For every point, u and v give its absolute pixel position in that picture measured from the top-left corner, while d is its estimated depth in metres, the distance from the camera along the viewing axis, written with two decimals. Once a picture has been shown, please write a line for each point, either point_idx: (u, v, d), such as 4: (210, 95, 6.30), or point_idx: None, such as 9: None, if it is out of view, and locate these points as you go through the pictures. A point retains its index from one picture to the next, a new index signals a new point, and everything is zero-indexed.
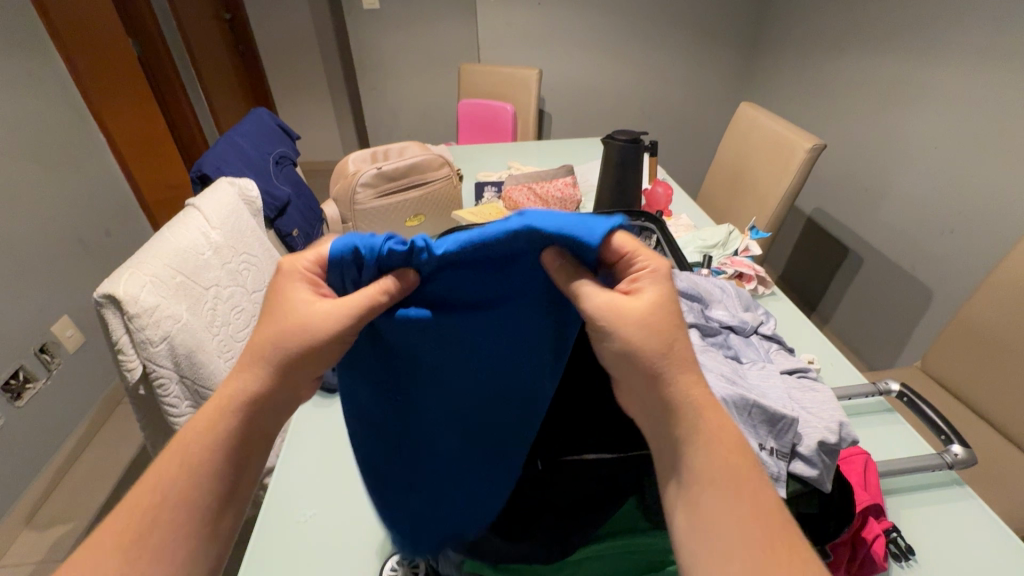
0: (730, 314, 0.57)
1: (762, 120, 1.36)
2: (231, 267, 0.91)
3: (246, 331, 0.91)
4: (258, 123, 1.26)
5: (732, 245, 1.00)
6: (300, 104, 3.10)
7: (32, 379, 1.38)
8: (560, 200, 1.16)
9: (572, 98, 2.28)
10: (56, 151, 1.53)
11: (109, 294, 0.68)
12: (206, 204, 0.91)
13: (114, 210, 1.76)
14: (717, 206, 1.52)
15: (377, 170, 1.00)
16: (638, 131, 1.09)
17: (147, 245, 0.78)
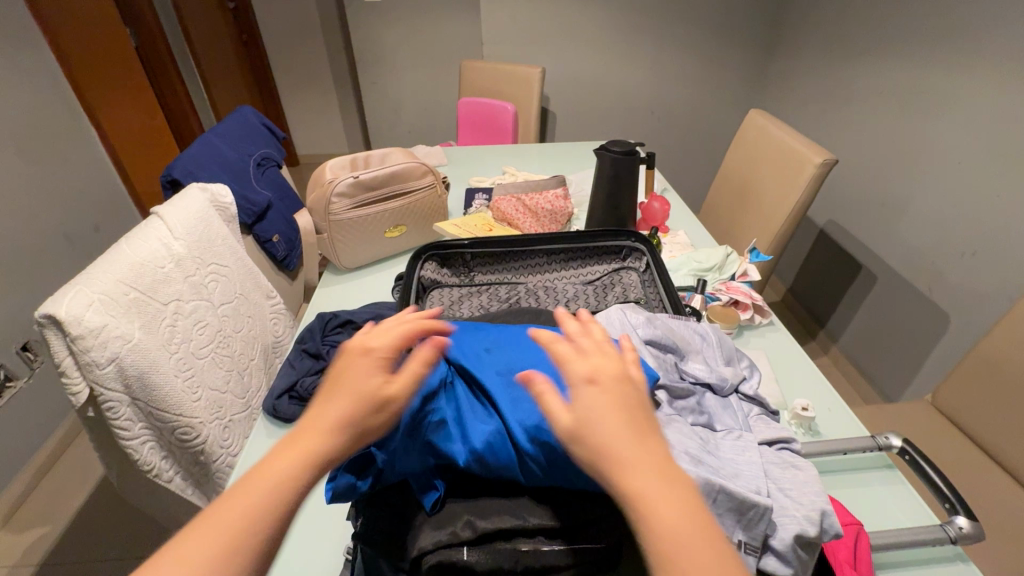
0: (706, 368, 0.51)
1: (771, 129, 1.28)
2: (195, 281, 0.86)
3: (209, 347, 0.87)
4: (242, 123, 1.21)
5: (729, 269, 0.93)
6: (305, 97, 3.06)
7: (13, 377, 1.37)
8: (551, 213, 1.10)
9: (577, 98, 2.20)
10: (45, 145, 1.51)
11: (50, 315, 0.64)
12: (171, 212, 0.87)
13: (104, 204, 1.74)
14: (720, 219, 1.45)
15: (354, 179, 0.95)
16: (633, 143, 1.02)
17: (99, 260, 0.74)
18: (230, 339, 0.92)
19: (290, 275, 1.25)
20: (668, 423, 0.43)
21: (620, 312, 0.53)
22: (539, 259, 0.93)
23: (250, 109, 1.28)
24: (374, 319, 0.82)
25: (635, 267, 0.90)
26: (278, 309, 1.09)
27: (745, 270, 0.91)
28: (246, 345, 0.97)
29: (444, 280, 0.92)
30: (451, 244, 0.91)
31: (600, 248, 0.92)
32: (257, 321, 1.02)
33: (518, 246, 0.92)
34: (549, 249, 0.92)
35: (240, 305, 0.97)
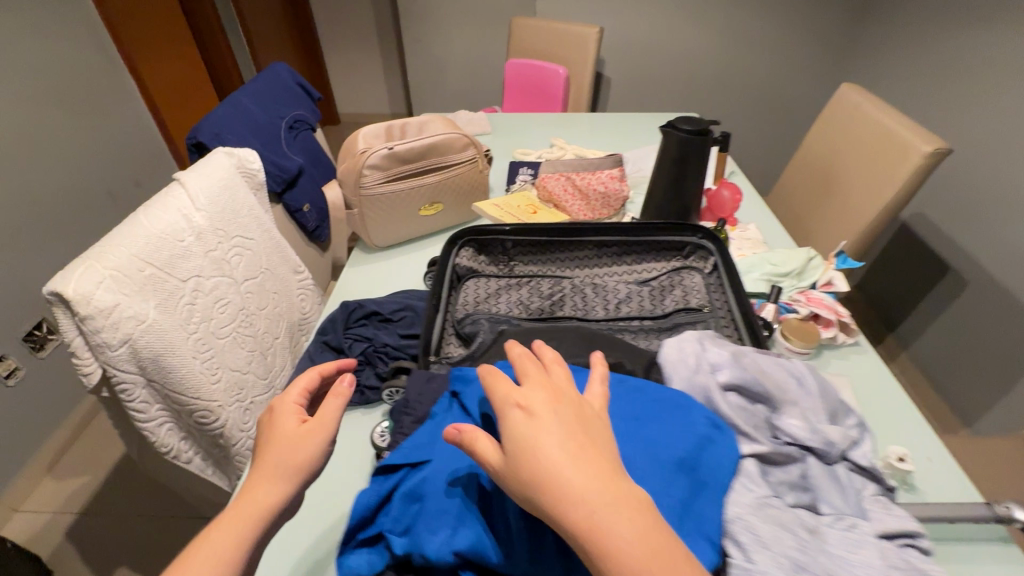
0: (806, 425, 0.41)
1: (866, 107, 1.10)
2: (217, 255, 0.81)
3: (231, 326, 0.82)
4: (275, 82, 1.13)
5: (810, 276, 0.80)
6: (347, 52, 2.96)
7: (56, 331, 1.39)
8: (603, 196, 0.98)
9: (635, 63, 2.01)
10: (87, 98, 1.48)
11: (57, 292, 0.60)
12: (193, 179, 0.81)
13: (145, 160, 1.73)
14: (792, 208, 1.29)
15: (387, 150, 0.86)
16: (707, 120, 0.88)
17: (114, 232, 0.68)
18: (253, 318, 0.87)
19: (321, 247, 1.19)
20: (766, 510, 0.35)
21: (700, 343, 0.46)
22: (589, 252, 0.82)
23: (285, 66, 1.20)
24: (401, 311, 0.74)
25: (700, 268, 0.78)
26: (306, 284, 1.03)
27: (830, 279, 0.78)
28: (271, 323, 0.92)
29: (481, 269, 0.83)
30: (491, 230, 0.82)
31: (659, 243, 0.81)
32: (283, 297, 0.96)
33: (565, 235, 0.81)
34: (600, 241, 0.82)
35: (265, 281, 0.91)
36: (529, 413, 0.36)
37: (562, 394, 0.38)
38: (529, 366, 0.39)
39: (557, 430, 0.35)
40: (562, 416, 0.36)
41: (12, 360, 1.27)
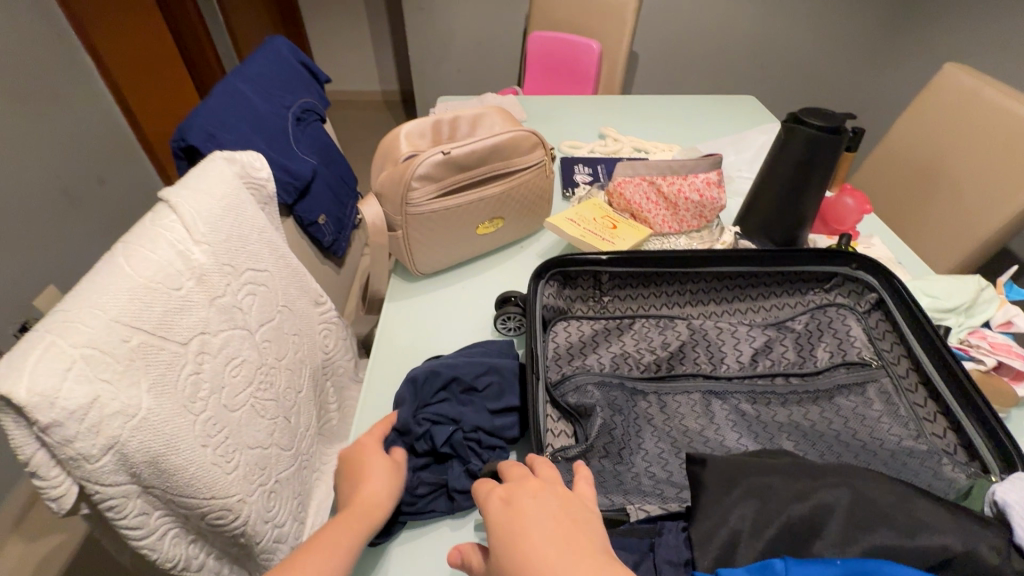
0: None
1: (986, 91, 0.93)
2: (225, 301, 0.61)
3: (247, 392, 0.62)
4: (274, 60, 0.91)
5: (982, 312, 0.64)
6: (331, 21, 2.65)
7: None
8: (696, 205, 0.81)
9: (666, 35, 1.80)
10: (32, 78, 1.22)
11: (1, 395, 0.39)
12: (186, 200, 0.60)
13: (110, 152, 1.47)
14: (877, 206, 1.13)
15: (442, 155, 0.67)
16: (841, 113, 0.70)
17: (82, 287, 0.48)
18: (272, 375, 0.68)
19: (338, 263, 0.99)
20: None
21: None
22: (706, 285, 0.65)
23: (283, 40, 0.97)
24: (487, 377, 0.56)
25: (854, 307, 0.62)
26: (329, 317, 0.83)
27: (1010, 317, 0.63)
28: (293, 374, 0.73)
29: (570, 309, 0.65)
30: (584, 260, 0.64)
31: (796, 273, 0.64)
32: (305, 339, 0.77)
33: (680, 266, 0.64)
34: (723, 272, 0.64)
35: (284, 322, 0.72)
36: (509, 501, 0.36)
37: (546, 486, 0.37)
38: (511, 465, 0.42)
39: (541, 509, 0.34)
40: (544, 502, 0.35)
41: None
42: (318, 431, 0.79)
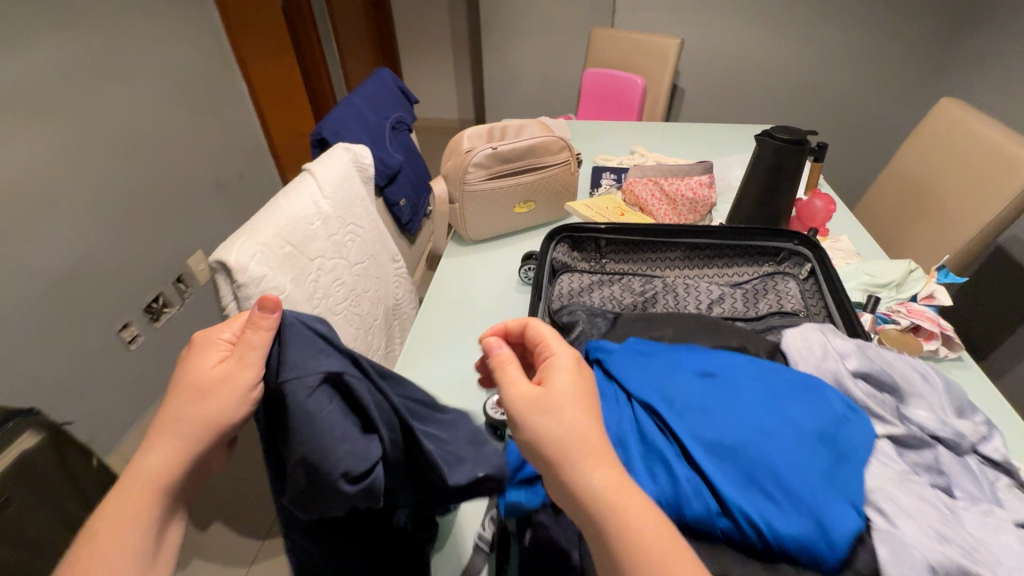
0: (937, 415, 0.41)
1: (971, 122, 1.07)
2: (337, 239, 0.90)
3: (343, 305, 0.90)
4: (380, 85, 1.23)
5: (910, 288, 0.79)
6: (424, 61, 3.11)
7: (169, 304, 1.54)
8: (691, 201, 1.01)
9: (712, 74, 2.01)
10: (205, 95, 1.65)
11: (221, 261, 0.69)
12: (320, 170, 0.90)
13: (248, 154, 1.89)
14: (882, 223, 1.25)
15: (491, 149, 0.93)
16: (804, 131, 0.89)
17: (262, 212, 0.78)
18: (359, 298, 0.95)
19: (410, 240, 1.27)
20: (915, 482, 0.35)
21: (815, 335, 0.46)
22: (680, 253, 0.85)
23: (388, 72, 1.30)
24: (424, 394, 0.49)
25: (795, 274, 0.79)
26: (401, 273, 1.11)
27: (931, 292, 0.77)
28: (373, 305, 1.00)
29: (575, 265, 0.87)
30: (586, 228, 0.87)
31: (751, 248, 0.82)
32: (382, 283, 1.04)
33: (658, 236, 0.85)
34: (693, 243, 0.84)
35: (370, 266, 0.99)
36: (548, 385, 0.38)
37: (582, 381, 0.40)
38: (510, 371, 0.40)
39: (565, 406, 0.37)
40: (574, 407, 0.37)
41: (135, 328, 1.42)
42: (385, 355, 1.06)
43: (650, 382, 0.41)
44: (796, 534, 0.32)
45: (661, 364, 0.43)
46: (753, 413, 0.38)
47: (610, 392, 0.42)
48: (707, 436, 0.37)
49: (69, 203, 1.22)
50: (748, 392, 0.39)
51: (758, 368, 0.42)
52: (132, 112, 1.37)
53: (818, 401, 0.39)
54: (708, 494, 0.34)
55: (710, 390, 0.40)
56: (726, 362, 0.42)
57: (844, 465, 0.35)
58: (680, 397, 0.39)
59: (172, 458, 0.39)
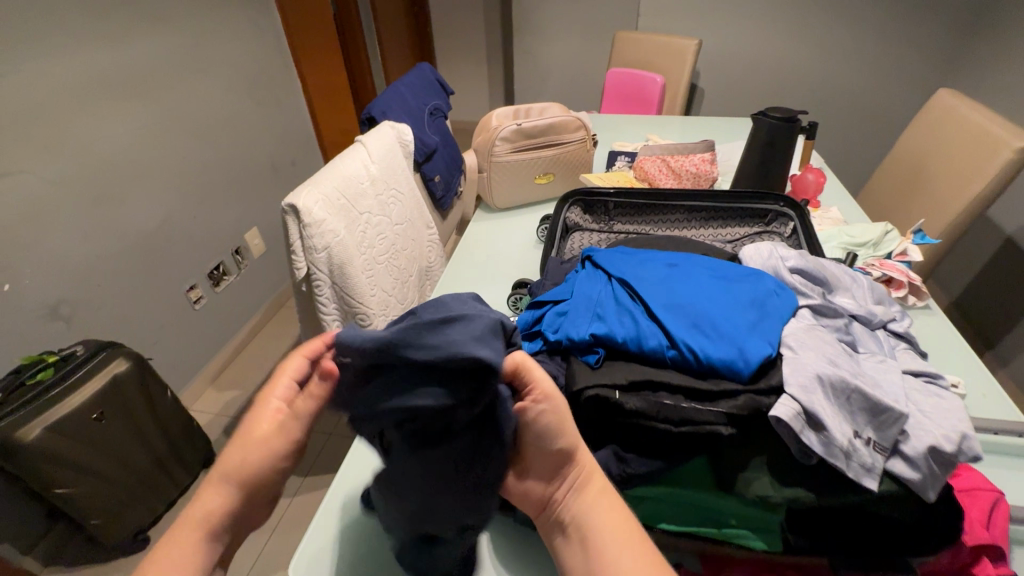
0: (857, 302, 0.52)
1: (962, 109, 1.15)
2: (382, 199, 1.05)
3: (384, 256, 1.05)
4: (421, 77, 1.39)
5: (886, 247, 0.89)
6: (459, 66, 3.31)
7: (227, 272, 1.73)
8: (694, 175, 1.12)
9: (730, 75, 2.11)
10: (266, 89, 1.85)
11: (292, 204, 0.84)
12: (370, 141, 1.06)
13: (299, 144, 2.09)
14: (882, 207, 1.33)
15: (516, 126, 1.07)
16: (795, 110, 1.00)
17: (324, 170, 0.94)
18: (398, 253, 1.10)
19: (442, 215, 1.41)
20: (822, 333, 0.46)
21: (769, 246, 0.56)
22: (679, 216, 0.96)
23: (428, 66, 1.46)
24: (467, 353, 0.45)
25: (780, 232, 0.90)
26: (434, 239, 1.25)
27: (904, 249, 0.87)
28: (409, 261, 1.15)
29: (586, 225, 1.00)
30: (597, 192, 0.99)
31: (741, 210, 0.93)
32: (417, 244, 1.19)
33: (659, 200, 0.97)
34: (690, 206, 0.96)
35: (408, 228, 1.14)
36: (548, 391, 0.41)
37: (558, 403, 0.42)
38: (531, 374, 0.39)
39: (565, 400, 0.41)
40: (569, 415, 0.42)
41: (199, 290, 1.61)
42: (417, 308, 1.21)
43: (627, 270, 0.53)
44: (722, 357, 0.43)
45: (638, 260, 0.55)
46: (704, 286, 0.50)
47: (596, 278, 0.54)
48: (665, 299, 0.49)
49: (152, 176, 1.42)
50: (701, 276, 0.51)
51: (712, 262, 0.54)
52: (205, 100, 1.58)
53: (754, 281, 0.50)
54: (661, 335, 0.46)
55: (672, 274, 0.52)
56: (687, 259, 0.55)
57: (766, 319, 0.47)
58: (648, 276, 0.52)
59: (220, 504, 0.41)
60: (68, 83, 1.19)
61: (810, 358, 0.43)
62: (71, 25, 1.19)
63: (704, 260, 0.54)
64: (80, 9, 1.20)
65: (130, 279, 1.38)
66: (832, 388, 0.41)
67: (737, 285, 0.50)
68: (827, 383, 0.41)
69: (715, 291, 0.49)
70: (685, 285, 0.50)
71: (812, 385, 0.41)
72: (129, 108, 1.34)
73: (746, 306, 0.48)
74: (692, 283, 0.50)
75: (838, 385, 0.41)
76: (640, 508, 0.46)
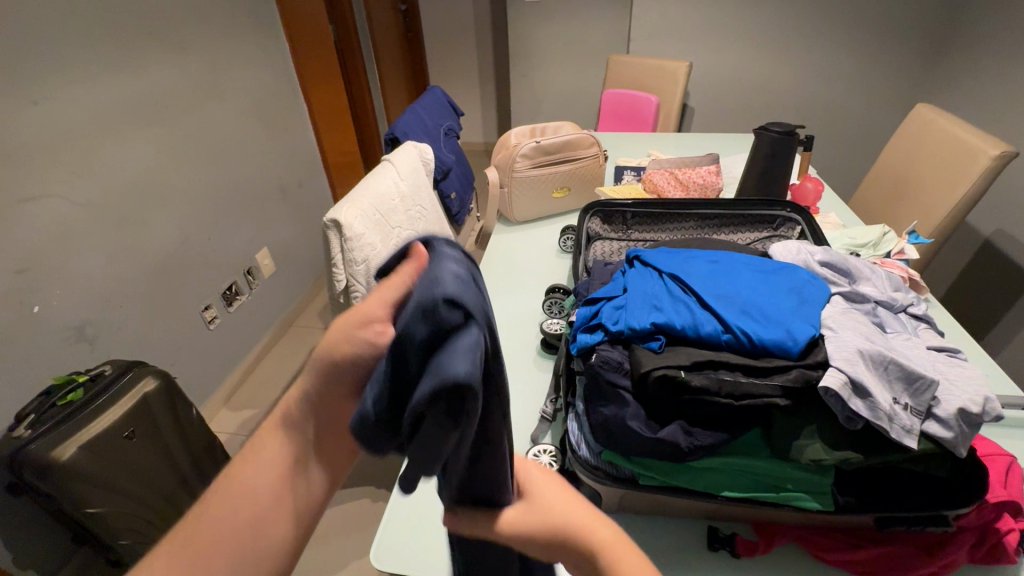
0: (879, 290, 0.58)
1: (940, 121, 1.25)
2: (410, 214, 1.10)
3: None
4: (434, 99, 1.45)
5: (885, 246, 0.96)
6: (453, 88, 3.42)
7: (240, 292, 1.75)
8: (701, 186, 1.20)
9: (718, 94, 2.23)
10: (274, 114, 1.90)
11: (335, 219, 0.89)
12: (398, 160, 1.11)
13: (305, 166, 2.13)
14: (871, 212, 1.43)
15: (535, 143, 1.14)
16: (793, 124, 1.08)
17: (359, 187, 0.99)
18: None
19: (457, 229, 1.47)
20: (854, 314, 0.52)
21: (794, 244, 0.63)
22: (693, 223, 1.03)
23: (439, 89, 1.52)
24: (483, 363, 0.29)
25: (788, 235, 0.97)
26: None
27: (902, 249, 0.94)
28: None
29: (606, 234, 1.06)
30: (615, 203, 1.06)
31: (751, 217, 1.01)
32: None
33: (674, 209, 1.04)
34: (703, 214, 1.03)
35: None
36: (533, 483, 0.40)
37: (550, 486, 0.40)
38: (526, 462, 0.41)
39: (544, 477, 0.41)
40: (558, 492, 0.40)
41: (214, 310, 1.62)
42: None
43: (676, 267, 0.59)
44: (774, 338, 0.49)
45: (683, 259, 0.61)
46: (747, 279, 0.56)
47: (648, 275, 0.60)
48: (716, 291, 0.55)
49: (170, 197, 1.45)
50: (744, 270, 0.58)
51: (751, 259, 0.60)
52: (219, 124, 1.62)
53: (791, 273, 0.57)
54: (716, 321, 0.52)
55: (717, 270, 0.58)
56: (727, 257, 0.61)
57: (806, 305, 0.53)
58: (697, 272, 0.58)
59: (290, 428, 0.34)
60: (95, 110, 1.22)
61: (844, 334, 0.49)
62: (98, 54, 1.23)
63: (742, 257, 0.61)
64: (110, 39, 1.25)
65: (150, 300, 1.39)
66: (869, 359, 0.47)
67: (777, 277, 0.56)
68: (866, 354, 0.47)
69: (759, 283, 0.55)
70: (731, 278, 0.56)
71: (851, 356, 0.47)
72: (150, 133, 1.37)
73: (789, 295, 0.54)
74: (737, 276, 0.57)
75: (874, 356, 0.47)
76: (701, 479, 0.51)
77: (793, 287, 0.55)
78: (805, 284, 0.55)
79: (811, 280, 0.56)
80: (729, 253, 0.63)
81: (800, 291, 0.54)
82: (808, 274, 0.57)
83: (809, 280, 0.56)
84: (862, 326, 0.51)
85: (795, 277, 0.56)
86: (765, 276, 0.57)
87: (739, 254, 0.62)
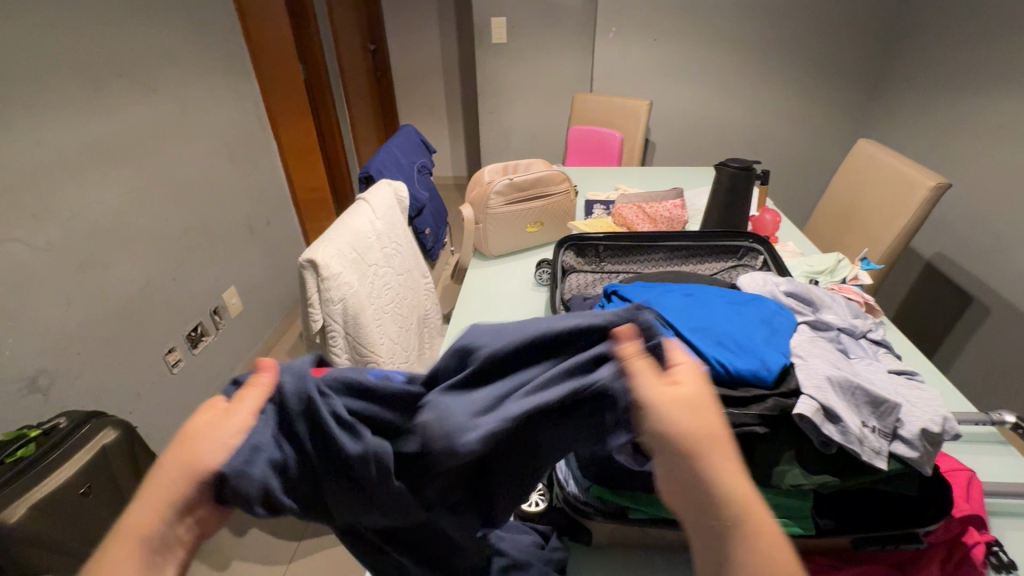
0: (841, 318, 0.62)
1: (880, 155, 1.36)
2: (386, 252, 1.10)
3: (390, 305, 1.10)
4: (407, 138, 1.48)
5: (840, 273, 1.03)
6: (422, 125, 3.49)
7: (206, 334, 1.69)
8: (668, 219, 1.25)
9: (678, 130, 2.35)
10: (244, 152, 1.89)
11: (311, 259, 0.89)
12: (373, 198, 1.12)
13: (275, 203, 2.12)
14: (824, 239, 1.52)
15: (509, 180, 1.17)
16: (749, 160, 1.15)
17: (334, 226, 0.99)
18: (400, 302, 1.15)
19: (432, 264, 1.47)
20: (820, 343, 0.55)
21: (762, 275, 0.67)
22: (662, 255, 1.07)
23: (411, 127, 1.56)
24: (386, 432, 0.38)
25: (752, 265, 1.02)
26: (429, 287, 1.31)
27: (856, 275, 1.01)
28: (409, 310, 1.19)
29: (580, 266, 1.09)
30: (588, 237, 1.09)
31: (717, 247, 1.06)
32: (416, 294, 1.24)
33: (644, 242, 1.08)
34: (671, 247, 1.07)
35: (408, 278, 1.20)
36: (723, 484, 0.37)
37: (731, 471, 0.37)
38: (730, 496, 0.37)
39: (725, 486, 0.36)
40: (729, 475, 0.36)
41: (178, 353, 1.56)
42: (418, 355, 1.24)
43: (652, 302, 0.62)
44: (749, 367, 0.52)
45: (658, 292, 0.64)
46: (721, 311, 0.59)
47: None
48: (692, 323, 0.57)
49: (135, 237, 1.41)
50: (718, 303, 0.61)
51: (722, 292, 0.64)
52: (187, 163, 1.60)
53: (760, 305, 0.60)
54: (695, 353, 0.54)
55: (691, 303, 0.61)
56: (699, 289, 0.64)
57: (777, 335, 0.56)
58: (672, 306, 0.61)
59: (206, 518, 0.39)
60: (59, 151, 1.19)
61: (814, 364, 0.52)
62: (64, 94, 1.20)
63: (714, 290, 0.64)
64: (78, 81, 1.23)
65: (110, 345, 1.33)
66: (838, 387, 0.50)
67: (748, 309, 0.60)
68: (834, 382, 0.50)
69: (733, 314, 0.59)
70: (705, 311, 0.59)
71: (820, 383, 0.50)
72: (116, 173, 1.34)
73: (760, 326, 0.57)
74: (711, 308, 0.60)
75: (840, 383, 0.50)
76: None
77: (763, 317, 0.58)
78: (774, 315, 0.59)
79: (779, 310, 0.60)
80: (701, 286, 0.66)
81: (770, 322, 0.58)
82: (776, 305, 0.61)
83: (777, 312, 0.60)
84: (829, 354, 0.54)
85: (765, 308, 0.60)
86: (737, 308, 0.60)
87: (711, 287, 0.65)
